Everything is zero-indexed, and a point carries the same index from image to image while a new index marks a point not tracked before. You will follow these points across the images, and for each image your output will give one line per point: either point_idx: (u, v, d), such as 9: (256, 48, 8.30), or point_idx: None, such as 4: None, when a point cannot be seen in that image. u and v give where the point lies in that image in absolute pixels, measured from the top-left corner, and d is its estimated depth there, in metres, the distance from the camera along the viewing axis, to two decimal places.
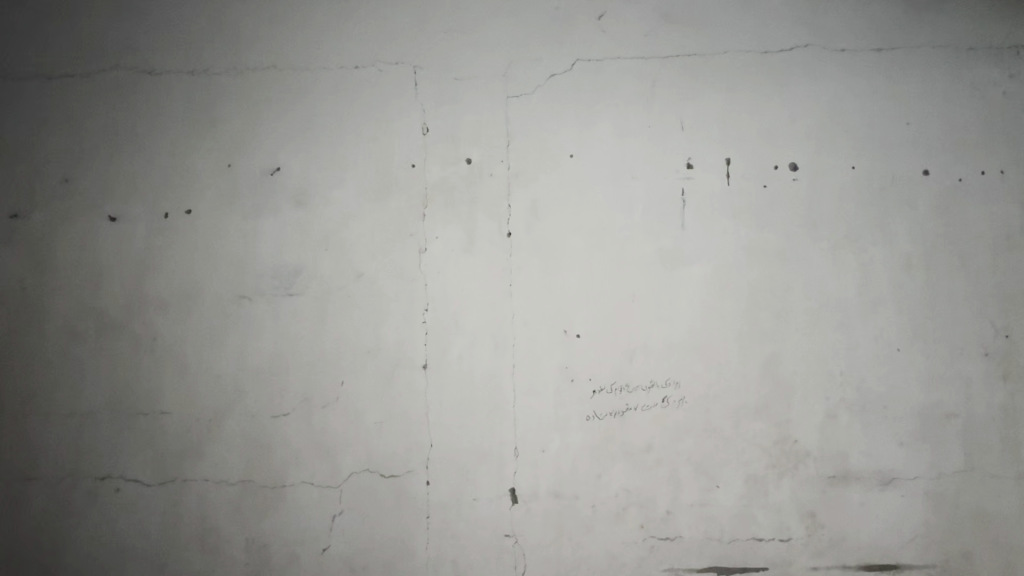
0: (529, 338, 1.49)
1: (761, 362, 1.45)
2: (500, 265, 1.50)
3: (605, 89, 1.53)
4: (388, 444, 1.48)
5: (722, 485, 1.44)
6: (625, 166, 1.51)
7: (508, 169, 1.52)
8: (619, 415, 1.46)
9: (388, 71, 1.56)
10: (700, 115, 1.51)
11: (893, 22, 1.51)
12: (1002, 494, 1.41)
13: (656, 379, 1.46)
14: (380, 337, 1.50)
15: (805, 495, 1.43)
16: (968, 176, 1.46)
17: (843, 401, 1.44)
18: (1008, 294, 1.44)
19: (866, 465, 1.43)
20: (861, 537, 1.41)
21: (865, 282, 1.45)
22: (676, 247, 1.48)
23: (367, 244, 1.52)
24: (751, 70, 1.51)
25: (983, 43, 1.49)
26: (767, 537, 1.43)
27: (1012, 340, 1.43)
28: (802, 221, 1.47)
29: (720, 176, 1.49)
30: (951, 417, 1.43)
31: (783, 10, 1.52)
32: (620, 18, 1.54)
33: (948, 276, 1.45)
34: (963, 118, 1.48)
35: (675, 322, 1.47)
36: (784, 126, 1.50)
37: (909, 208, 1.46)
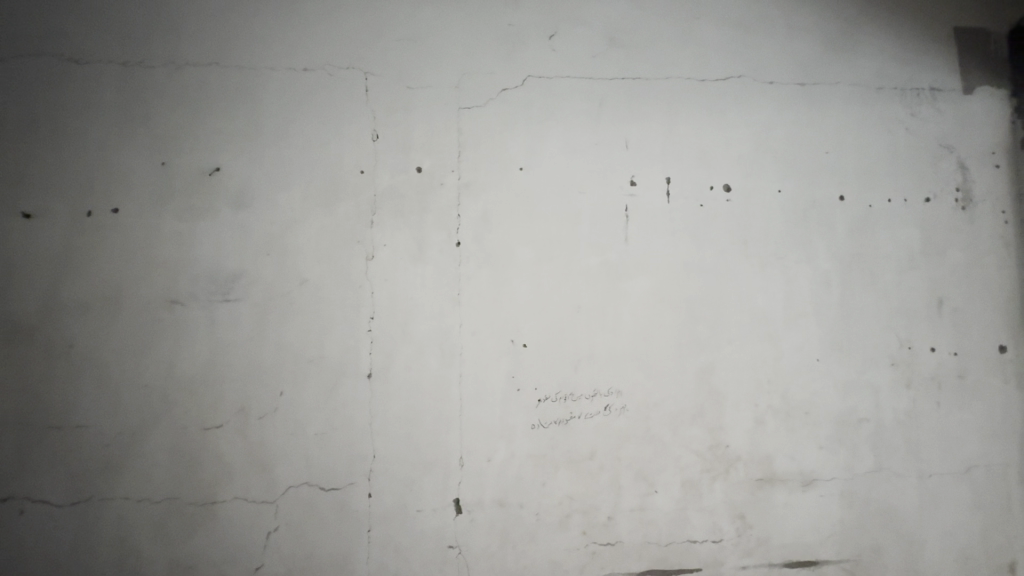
0: (477, 347, 1.50)
1: (696, 370, 1.53)
2: (450, 274, 1.51)
3: (554, 106, 1.57)
4: (330, 455, 1.45)
5: (659, 490, 1.50)
6: (572, 181, 1.56)
7: (458, 179, 1.54)
8: (563, 423, 1.50)
9: (337, 75, 1.54)
10: (643, 134, 1.58)
11: (817, 57, 1.64)
12: (907, 492, 1.54)
13: (599, 388, 1.51)
14: (323, 346, 1.48)
15: (735, 498, 1.51)
16: (878, 204, 1.61)
17: (769, 407, 1.53)
18: (912, 309, 1.58)
19: (789, 467, 1.53)
20: (785, 536, 1.51)
21: (790, 295, 1.56)
22: (619, 260, 1.54)
23: (313, 251, 1.50)
24: (690, 96, 1.60)
25: (892, 82, 1.65)
26: (701, 539, 1.50)
27: (915, 351, 1.57)
28: (734, 238, 1.57)
29: (660, 193, 1.57)
30: (864, 422, 1.55)
31: (719, 40, 1.62)
32: (570, 38, 1.60)
33: (861, 292, 1.58)
34: (874, 148, 1.62)
35: (617, 332, 1.52)
36: (719, 148, 1.59)
37: (828, 229, 1.59)
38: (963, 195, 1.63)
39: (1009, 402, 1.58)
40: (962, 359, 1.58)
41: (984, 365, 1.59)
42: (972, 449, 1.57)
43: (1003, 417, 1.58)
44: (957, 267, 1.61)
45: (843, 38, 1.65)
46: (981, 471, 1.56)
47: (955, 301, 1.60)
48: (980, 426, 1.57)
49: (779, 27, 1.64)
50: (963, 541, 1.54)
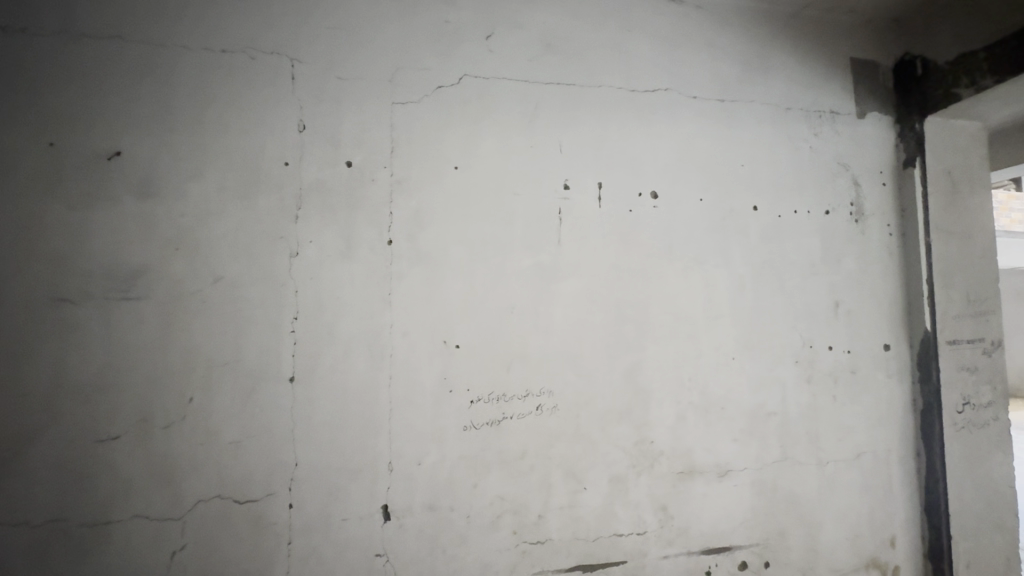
0: (408, 349, 1.46)
1: (624, 369, 1.59)
2: (380, 273, 1.47)
3: (490, 106, 1.57)
4: (245, 465, 1.36)
5: (588, 486, 1.54)
6: (507, 183, 1.56)
7: (391, 175, 1.50)
8: (495, 424, 1.49)
9: (260, 60, 1.45)
10: (577, 139, 1.62)
11: (735, 76, 1.76)
12: (808, 479, 1.69)
13: (532, 388, 1.52)
14: (240, 348, 1.38)
15: (659, 491, 1.58)
16: (786, 214, 1.75)
17: (689, 404, 1.62)
18: (814, 311, 1.74)
19: (707, 460, 1.62)
20: (702, 524, 1.60)
21: (710, 298, 1.66)
22: (551, 262, 1.57)
23: (229, 246, 1.39)
24: (621, 105, 1.66)
25: (800, 103, 1.80)
26: (626, 532, 1.55)
27: (815, 349, 1.73)
28: (660, 242, 1.64)
29: (592, 198, 1.61)
30: (772, 415, 1.68)
31: (649, 54, 1.70)
32: (506, 41, 1.60)
33: (771, 295, 1.71)
34: (783, 163, 1.77)
35: (549, 333, 1.55)
36: (648, 156, 1.66)
37: (743, 237, 1.71)
38: (857, 209, 1.81)
39: (892, 395, 1.78)
40: (854, 356, 1.76)
41: (873, 362, 1.77)
42: (862, 438, 1.74)
43: (887, 408, 1.77)
44: (851, 274, 1.78)
45: (757, 60, 1.78)
46: (869, 457, 1.74)
47: (849, 305, 1.77)
48: (869, 416, 1.75)
49: (702, 45, 1.74)
50: (853, 521, 1.71)
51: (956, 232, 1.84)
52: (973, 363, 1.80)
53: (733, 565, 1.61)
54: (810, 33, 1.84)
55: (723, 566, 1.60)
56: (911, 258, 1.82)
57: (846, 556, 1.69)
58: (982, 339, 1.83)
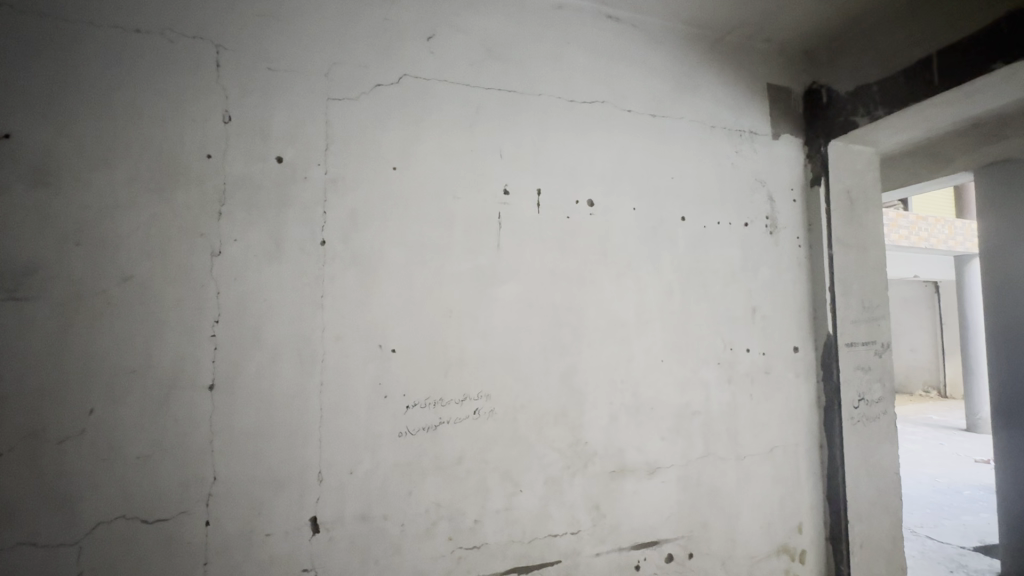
0: (341, 353, 1.41)
1: (560, 373, 1.62)
2: (311, 275, 1.40)
3: (430, 108, 1.56)
4: (156, 482, 1.25)
5: (524, 488, 1.55)
6: (447, 186, 1.55)
7: (325, 173, 1.44)
8: (431, 430, 1.47)
9: (180, 43, 1.35)
10: (517, 145, 1.64)
11: (666, 93, 1.86)
12: (727, 473, 1.80)
13: (469, 392, 1.52)
14: (151, 354, 1.27)
15: (593, 490, 1.63)
16: (711, 225, 1.87)
17: (622, 405, 1.68)
18: (734, 316, 1.86)
19: (638, 458, 1.69)
20: (632, 521, 1.66)
21: (641, 303, 1.74)
22: (490, 266, 1.57)
23: (140, 243, 1.28)
24: (561, 114, 1.70)
25: (723, 122, 1.94)
26: (561, 532, 1.58)
27: (735, 352, 1.85)
28: (596, 249, 1.70)
29: (531, 204, 1.64)
30: (697, 414, 1.78)
31: (587, 66, 1.75)
32: (448, 44, 1.60)
33: (697, 301, 1.82)
34: (708, 177, 1.88)
35: (487, 337, 1.55)
36: (585, 165, 1.71)
37: (672, 245, 1.80)
38: (772, 222, 1.97)
39: (801, 393, 1.94)
40: (768, 357, 1.90)
41: (784, 363, 1.93)
42: (775, 434, 1.89)
43: (796, 405, 1.93)
44: (767, 282, 1.93)
45: (686, 80, 1.89)
46: (781, 451, 1.89)
47: (765, 311, 1.92)
48: (780, 413, 1.91)
49: (637, 62, 1.82)
50: (767, 510, 1.85)
51: (854, 245, 2.05)
52: (867, 363, 2.01)
53: (661, 558, 1.68)
54: (733, 57, 1.98)
55: (651, 560, 1.67)
56: (817, 268, 2.00)
57: (760, 544, 1.82)
58: (875, 342, 2.04)
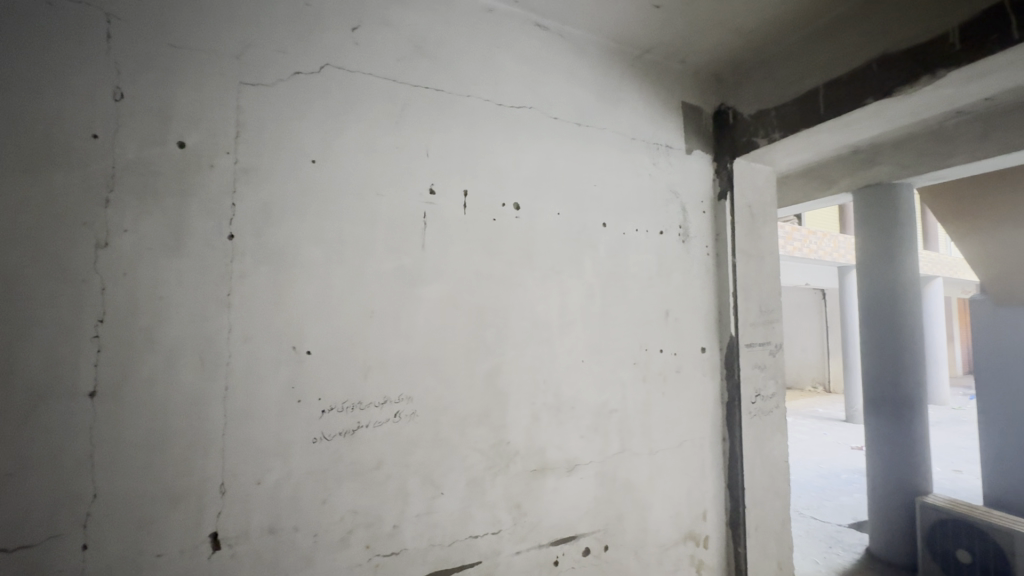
0: (249, 356, 1.32)
1: (484, 373, 1.62)
2: (217, 271, 1.30)
3: (354, 101, 1.50)
4: (20, 503, 1.09)
5: (445, 491, 1.54)
6: (370, 182, 1.50)
7: (235, 163, 1.34)
8: (348, 434, 1.42)
9: (61, 7, 1.19)
10: (443, 144, 1.63)
11: (590, 104, 1.93)
12: (641, 467, 1.90)
13: (389, 395, 1.48)
14: (17, 358, 1.11)
15: (514, 489, 1.65)
16: (629, 232, 1.96)
17: (543, 405, 1.72)
18: (649, 319, 1.97)
19: (558, 456, 1.73)
20: (552, 518, 1.70)
21: (564, 305, 1.79)
22: (414, 265, 1.54)
23: (5, 230, 1.11)
24: (489, 117, 1.71)
25: (643, 136, 2.05)
26: (482, 533, 1.58)
27: (650, 352, 1.96)
28: (521, 252, 1.72)
29: (457, 205, 1.63)
30: (614, 412, 1.86)
31: (515, 72, 1.78)
32: (373, 36, 1.55)
33: (616, 304, 1.90)
34: (628, 186, 1.98)
35: (410, 339, 1.52)
36: (511, 168, 1.74)
37: (593, 250, 1.87)
38: (684, 231, 2.11)
39: (707, 390, 2.10)
40: (679, 357, 2.04)
41: (693, 362, 2.07)
42: (684, 429, 2.02)
43: (703, 402, 2.08)
44: (678, 286, 2.07)
45: (609, 92, 1.98)
46: (689, 445, 2.03)
47: (677, 314, 2.05)
48: (689, 409, 2.04)
49: (563, 71, 1.88)
50: (675, 501, 1.97)
51: (754, 255, 2.25)
52: (763, 362, 2.21)
53: (578, 552, 1.74)
54: (652, 75, 2.10)
55: (569, 554, 1.73)
56: (722, 275, 2.17)
57: (669, 532, 1.94)
58: (769, 343, 2.25)
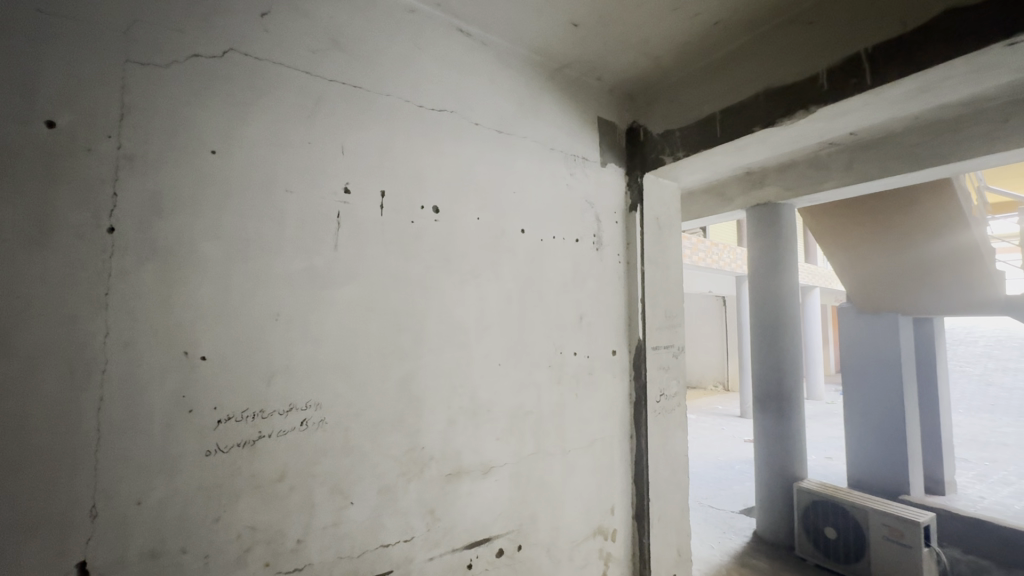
0: (130, 362, 1.19)
1: (398, 378, 1.59)
2: (92, 268, 1.16)
3: (262, 91, 1.42)
4: None
5: (355, 500, 1.49)
6: (278, 177, 1.42)
7: (118, 149, 1.21)
8: (247, 445, 1.33)
9: None
10: (360, 143, 1.58)
11: (511, 112, 1.97)
12: (554, 466, 1.96)
13: (296, 402, 1.40)
14: None
15: (428, 494, 1.63)
16: (547, 239, 2.03)
17: (459, 408, 1.72)
18: (564, 323, 2.05)
19: (474, 459, 1.74)
20: (467, 521, 1.71)
21: (482, 309, 1.80)
22: (326, 266, 1.48)
23: None
24: (408, 118, 1.69)
25: (561, 146, 2.13)
26: (393, 541, 1.55)
27: (564, 355, 2.03)
28: (440, 255, 1.72)
29: (374, 205, 1.59)
30: (529, 414, 1.90)
31: (437, 75, 1.77)
32: (285, 25, 1.48)
33: (532, 308, 1.95)
34: (546, 194, 2.05)
35: (320, 342, 1.45)
36: (431, 171, 1.73)
37: (512, 255, 1.91)
38: (598, 239, 2.22)
39: (617, 391, 2.21)
40: (591, 360, 2.13)
41: (604, 365, 2.17)
42: (595, 428, 2.12)
43: (613, 402, 2.19)
44: (592, 292, 2.17)
45: (530, 103, 2.04)
46: (600, 443, 2.13)
47: (590, 318, 2.15)
48: (600, 409, 2.14)
49: (485, 78, 1.90)
50: (586, 497, 2.06)
51: (660, 263, 2.42)
52: (667, 364, 2.38)
53: (492, 553, 1.76)
54: (570, 89, 2.19)
55: (483, 556, 1.74)
56: (632, 282, 2.31)
57: (580, 528, 2.02)
58: (673, 345, 2.42)
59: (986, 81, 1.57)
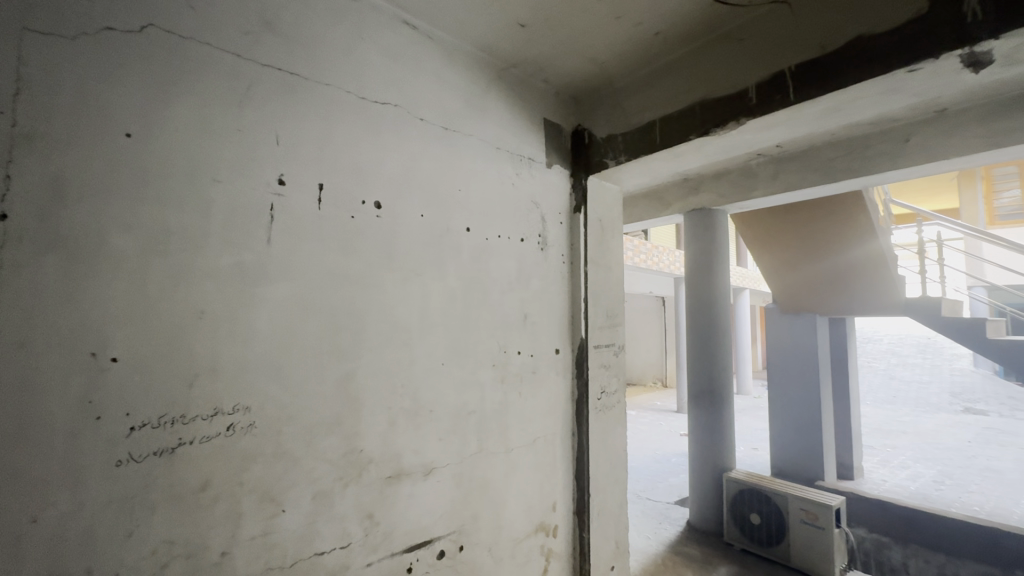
0: (25, 365, 1.07)
1: (336, 379, 1.53)
2: None
3: (187, 72, 1.32)
4: None
5: (287, 508, 1.42)
6: (204, 165, 1.33)
7: (12, 126, 1.08)
8: (165, 454, 1.23)
9: None
10: (297, 133, 1.51)
11: (457, 109, 1.95)
12: (497, 465, 1.96)
13: (221, 406, 1.32)
14: None
15: (366, 499, 1.58)
16: (492, 238, 2.02)
17: (400, 409, 1.68)
18: (508, 322, 2.05)
19: (415, 461, 1.71)
20: (407, 524, 1.67)
21: (425, 308, 1.77)
22: (257, 262, 1.40)
23: None
24: (349, 109, 1.63)
25: (507, 146, 2.13)
26: (328, 549, 1.49)
27: (508, 354, 2.04)
28: (381, 252, 1.67)
29: (311, 199, 1.52)
30: (472, 413, 1.90)
31: (381, 67, 1.73)
32: (214, 3, 1.38)
33: (477, 307, 1.94)
34: (492, 193, 2.04)
35: (249, 343, 1.37)
36: (373, 166, 1.68)
37: (456, 254, 1.89)
38: (543, 240, 2.25)
39: (559, 389, 2.25)
40: (535, 359, 2.15)
41: (547, 363, 2.20)
42: (538, 427, 2.14)
43: (555, 400, 2.23)
44: (536, 291, 2.19)
45: (476, 101, 2.03)
46: (542, 441, 2.15)
47: (534, 318, 2.17)
48: (543, 407, 2.17)
49: (430, 73, 1.87)
50: (528, 495, 2.08)
51: (603, 264, 2.48)
52: (607, 362, 2.45)
53: (432, 556, 1.73)
54: (517, 89, 2.20)
55: (423, 559, 1.71)
56: (575, 282, 2.35)
57: (522, 525, 2.03)
58: (614, 344, 2.50)
59: (890, 104, 1.73)
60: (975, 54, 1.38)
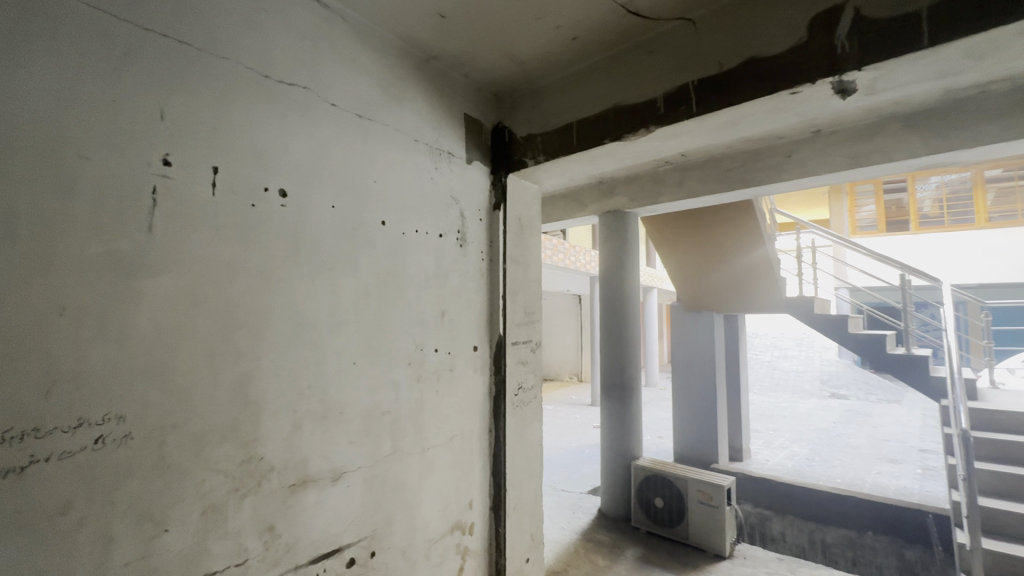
0: None
1: (232, 382, 1.40)
2: None
3: (44, 27, 1.13)
4: None
5: (171, 527, 1.27)
6: (67, 138, 1.14)
7: None
8: (12, 475, 1.05)
9: None
10: (187, 108, 1.35)
11: (373, 96, 1.86)
12: (412, 465, 1.91)
13: (88, 416, 1.15)
14: None
15: (267, 510, 1.47)
16: (408, 232, 1.96)
17: (306, 413, 1.58)
18: (425, 318, 2.01)
19: (323, 466, 1.61)
20: (313, 534, 1.58)
21: (335, 304, 1.68)
22: (135, 251, 1.24)
23: None
24: (250, 87, 1.49)
25: (426, 139, 2.08)
26: (220, 568, 1.36)
27: (424, 352, 1.99)
28: (286, 244, 1.55)
29: (204, 183, 1.38)
30: (386, 414, 1.83)
31: (288, 44, 1.60)
32: None
33: (392, 303, 1.87)
34: (409, 186, 1.98)
35: (125, 343, 1.21)
36: (278, 150, 1.55)
37: (370, 247, 1.81)
38: (461, 236, 2.22)
39: (477, 386, 2.24)
40: (452, 356, 2.13)
41: (465, 360, 2.19)
42: (455, 425, 2.12)
43: (473, 397, 2.22)
44: (454, 288, 2.16)
45: (394, 90, 1.95)
46: (459, 439, 2.13)
47: (452, 314, 2.14)
48: (460, 404, 2.15)
49: (344, 56, 1.77)
50: (444, 494, 2.05)
51: (521, 262, 2.51)
52: (524, 358, 2.48)
53: (341, 565, 1.65)
54: (437, 82, 2.16)
55: (331, 569, 1.62)
56: (494, 279, 2.36)
57: (437, 525, 2.00)
58: (531, 341, 2.54)
59: (776, 121, 1.91)
60: (842, 82, 1.56)
